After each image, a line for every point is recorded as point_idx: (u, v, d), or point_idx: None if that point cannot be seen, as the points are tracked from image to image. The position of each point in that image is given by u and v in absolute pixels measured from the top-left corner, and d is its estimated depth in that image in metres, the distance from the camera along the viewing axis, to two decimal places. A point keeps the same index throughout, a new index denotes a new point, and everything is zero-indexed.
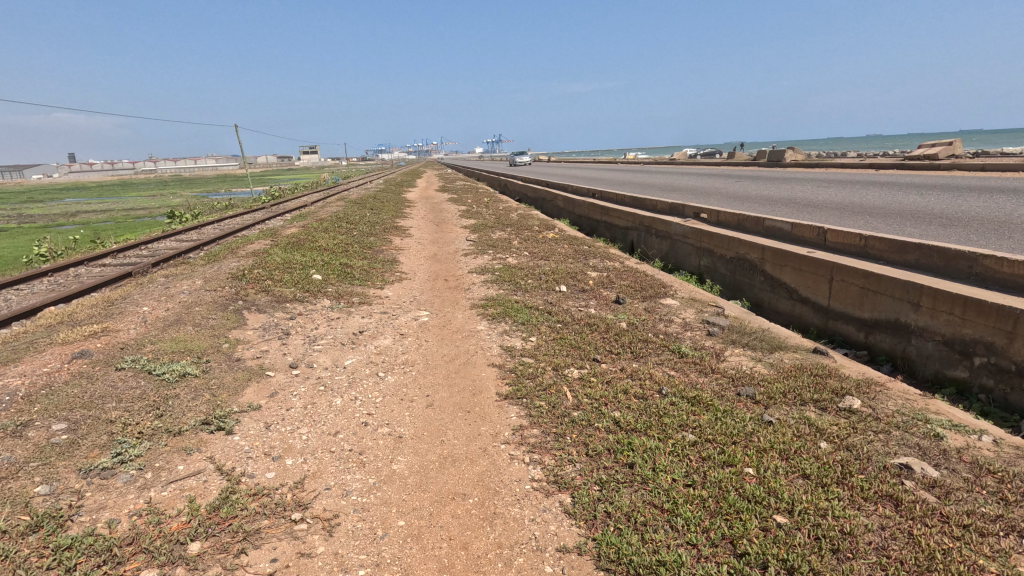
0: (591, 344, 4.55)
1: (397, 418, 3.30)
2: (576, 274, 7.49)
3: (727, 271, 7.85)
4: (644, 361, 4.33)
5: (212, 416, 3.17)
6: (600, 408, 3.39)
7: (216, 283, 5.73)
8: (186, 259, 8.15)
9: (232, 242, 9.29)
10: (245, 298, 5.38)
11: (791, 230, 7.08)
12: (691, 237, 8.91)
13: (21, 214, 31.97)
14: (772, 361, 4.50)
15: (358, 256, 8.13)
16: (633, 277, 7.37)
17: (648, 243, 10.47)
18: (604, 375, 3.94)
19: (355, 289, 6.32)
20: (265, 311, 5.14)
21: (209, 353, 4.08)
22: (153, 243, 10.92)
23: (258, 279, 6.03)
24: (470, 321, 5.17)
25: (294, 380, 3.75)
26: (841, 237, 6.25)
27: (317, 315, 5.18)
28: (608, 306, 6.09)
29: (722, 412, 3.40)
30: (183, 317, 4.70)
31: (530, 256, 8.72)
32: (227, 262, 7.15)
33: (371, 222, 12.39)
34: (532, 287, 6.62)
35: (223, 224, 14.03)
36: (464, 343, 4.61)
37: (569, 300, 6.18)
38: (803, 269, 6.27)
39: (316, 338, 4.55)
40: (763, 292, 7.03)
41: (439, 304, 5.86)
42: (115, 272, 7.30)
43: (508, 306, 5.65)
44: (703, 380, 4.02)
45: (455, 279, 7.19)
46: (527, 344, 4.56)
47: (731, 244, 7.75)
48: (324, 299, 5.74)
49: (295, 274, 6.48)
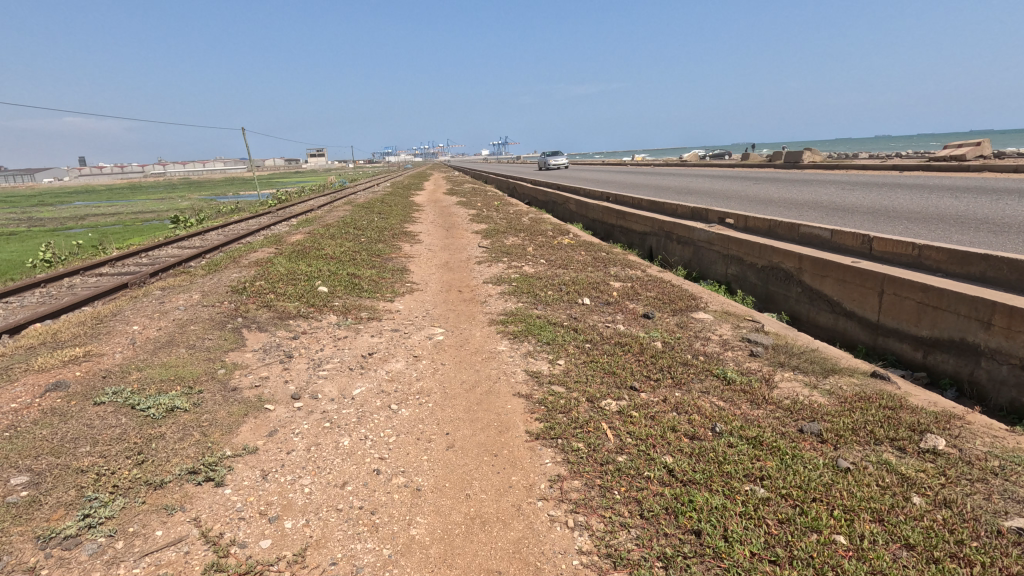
0: (625, 368, 4.09)
1: (414, 465, 2.85)
2: (598, 284, 7.03)
3: (758, 280, 7.38)
4: (688, 390, 3.86)
5: (201, 463, 2.74)
6: (648, 451, 2.94)
7: (215, 298, 5.32)
8: (186, 268, 7.77)
9: (236, 249, 8.91)
10: (244, 315, 4.96)
11: (831, 237, 6.59)
12: (716, 244, 8.42)
13: (29, 216, 31.97)
14: (830, 388, 4.01)
15: (366, 265, 7.71)
16: (660, 288, 6.90)
17: (669, 249, 10.00)
18: (646, 408, 3.48)
19: (363, 303, 5.89)
20: (266, 329, 4.72)
21: (203, 380, 3.65)
22: (155, 250, 10.58)
23: (260, 292, 5.61)
24: (489, 340, 4.72)
25: (296, 414, 3.31)
26: (889, 246, 5.75)
27: (322, 334, 4.74)
28: (637, 321, 5.63)
29: (790, 456, 2.93)
30: (176, 338, 4.28)
31: (547, 265, 8.27)
32: (228, 272, 6.76)
33: (379, 227, 11.97)
34: (553, 300, 6.17)
35: (228, 229, 13.70)
36: (484, 367, 4.16)
37: (595, 315, 5.72)
38: (848, 281, 5.79)
39: (321, 362, 4.12)
40: (801, 304, 6.55)
41: (454, 320, 5.42)
42: (111, 283, 6.93)
43: (529, 322, 5.20)
44: (757, 413, 3.54)
45: (469, 291, 6.73)
46: (555, 368, 4.11)
47: (763, 252, 7.27)
48: (330, 315, 5.31)
49: (300, 286, 6.07)
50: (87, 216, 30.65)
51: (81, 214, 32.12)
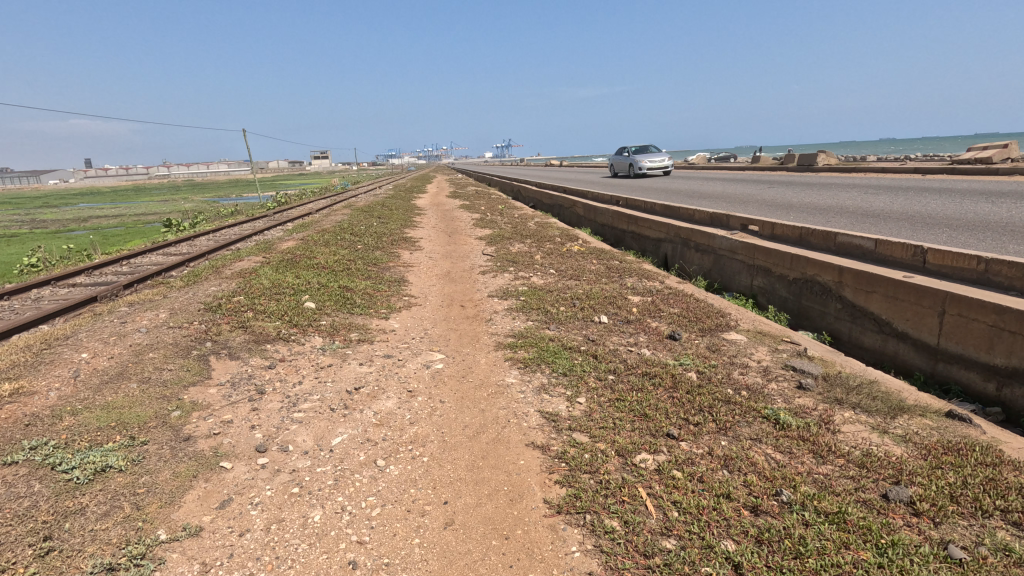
0: (659, 410, 3.43)
1: (402, 554, 2.20)
2: (614, 298, 6.38)
3: (790, 294, 6.71)
4: (737, 439, 3.20)
5: (122, 555, 2.09)
6: (704, 535, 2.28)
7: (185, 317, 4.70)
8: (165, 279, 7.15)
9: (222, 257, 8.32)
10: (215, 338, 4.31)
11: (874, 248, 5.92)
12: (741, 253, 7.77)
13: (27, 216, 31.63)
14: (905, 435, 3.35)
15: (359, 276, 7.07)
16: (683, 304, 6.25)
17: (687, 258, 9.34)
18: (692, 467, 2.83)
19: (353, 322, 5.25)
20: (236, 357, 4.07)
21: (150, 427, 3.01)
22: (140, 257, 10.01)
23: (236, 310, 4.97)
24: (495, 370, 4.07)
25: (259, 475, 2.67)
26: (948, 260, 5.09)
27: (302, 362, 4.10)
28: (662, 343, 4.98)
29: (889, 540, 2.27)
30: (128, 368, 3.64)
31: (557, 275, 7.63)
32: (208, 285, 6.15)
33: (377, 232, 11.36)
34: (567, 318, 5.54)
35: (220, 234, 13.09)
36: (490, 406, 3.51)
37: (614, 337, 5.05)
38: (899, 298, 5.13)
39: (298, 401, 3.47)
40: (841, 321, 5.89)
41: (454, 343, 4.77)
42: (79, 295, 6.32)
43: (541, 347, 4.55)
44: (826, 473, 2.88)
45: (473, 306, 6.08)
46: (575, 408, 3.46)
47: (795, 263, 6.60)
48: (315, 337, 4.67)
49: (284, 301, 5.45)
50: (87, 218, 30.31)
51: (81, 216, 31.76)
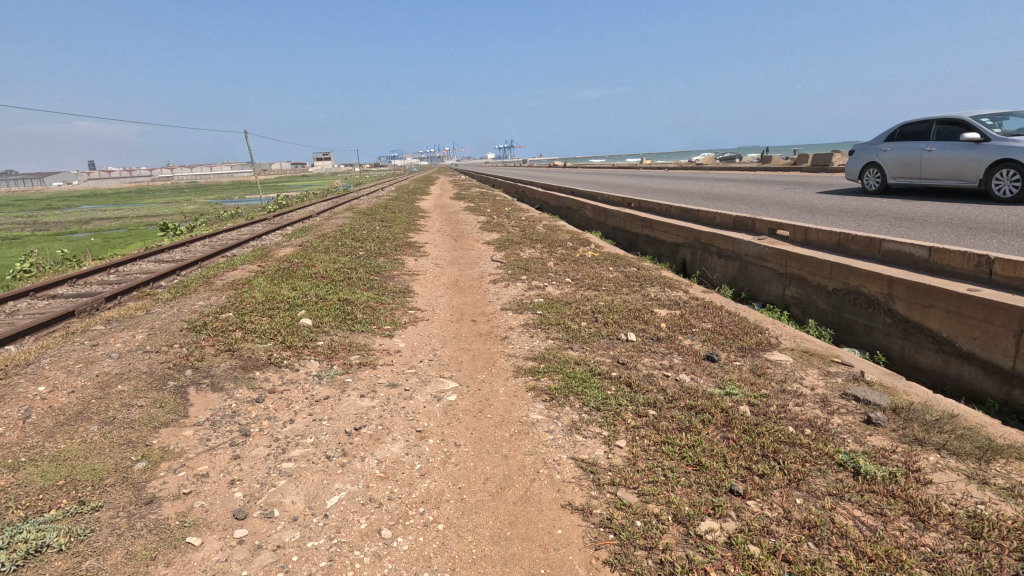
0: (716, 458, 2.89)
1: None
2: (640, 312, 5.84)
3: (830, 306, 6.17)
4: (813, 496, 2.65)
5: None
6: None
7: (165, 337, 4.17)
8: (153, 290, 6.63)
9: (215, 265, 7.80)
10: (195, 365, 3.78)
11: (929, 257, 5.37)
12: (771, 260, 7.21)
13: (28, 218, 31.35)
14: (1013, 487, 2.79)
15: (361, 287, 6.55)
16: (715, 319, 5.70)
17: (709, 264, 8.80)
18: (771, 542, 2.29)
19: (354, 342, 4.72)
20: (219, 387, 3.54)
21: (106, 485, 2.48)
22: (131, 263, 9.52)
23: (223, 329, 4.43)
24: (517, 404, 3.53)
25: (235, 555, 2.14)
26: (1019, 272, 4.54)
27: (295, 394, 3.56)
28: (700, 367, 4.43)
29: None
30: (90, 406, 3.11)
31: (574, 285, 7.09)
32: (197, 299, 5.64)
33: (380, 237, 10.84)
34: (591, 335, 5.00)
35: (217, 240, 12.57)
36: (515, 452, 2.98)
37: (647, 360, 4.50)
38: (965, 315, 4.58)
39: (289, 445, 2.94)
40: (892, 337, 5.34)
41: (467, 367, 4.24)
42: (57, 309, 5.80)
43: (567, 373, 4.00)
44: (936, 547, 2.33)
45: (485, 321, 5.55)
46: (617, 455, 2.92)
47: (836, 272, 6.05)
48: (310, 361, 4.14)
49: (278, 317, 4.94)
50: (90, 220, 29.85)
51: (80, 218, 31.49)
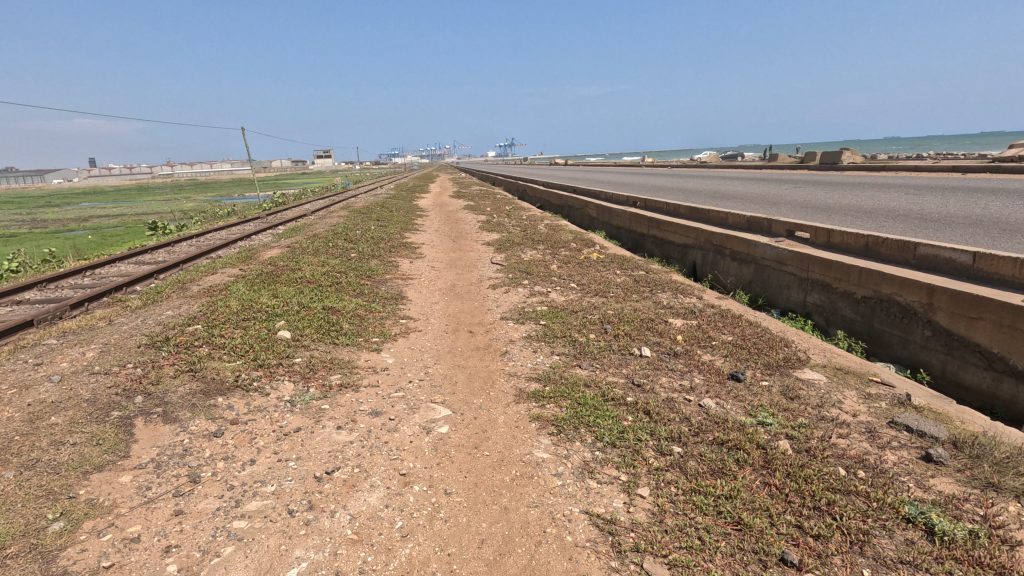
0: (761, 516, 2.38)
1: None
2: (653, 322, 5.33)
3: (858, 315, 5.67)
4: (884, 566, 2.15)
5: None
6: None
7: (120, 355, 3.68)
8: (124, 296, 6.12)
9: (196, 268, 7.30)
10: (148, 389, 3.28)
11: (973, 262, 4.87)
12: (791, 264, 6.71)
13: (21, 214, 30.89)
14: None
15: (350, 293, 6.05)
16: (735, 330, 5.20)
17: (721, 267, 8.30)
18: None
19: (336, 357, 4.22)
20: (172, 418, 3.04)
21: (7, 557, 1.99)
22: (110, 265, 9.01)
23: (187, 345, 3.93)
24: (519, 438, 3.04)
25: None
26: None
27: (261, 425, 3.07)
28: (725, 389, 3.93)
29: None
30: (11, 447, 2.61)
31: (580, 291, 6.59)
32: (168, 307, 5.14)
33: (374, 237, 10.32)
34: (601, 350, 4.50)
35: (204, 240, 12.05)
36: (517, 504, 2.48)
37: (665, 380, 4.00)
38: (1020, 329, 4.08)
39: (246, 496, 2.44)
40: (931, 352, 4.86)
41: (462, 390, 3.74)
42: (15, 318, 5.29)
43: (576, 398, 3.50)
44: None
45: (483, 333, 5.05)
46: (640, 511, 2.42)
47: (865, 278, 5.55)
48: (284, 384, 3.64)
49: (253, 330, 4.44)
50: (88, 218, 29.31)
51: (73, 215, 30.97)
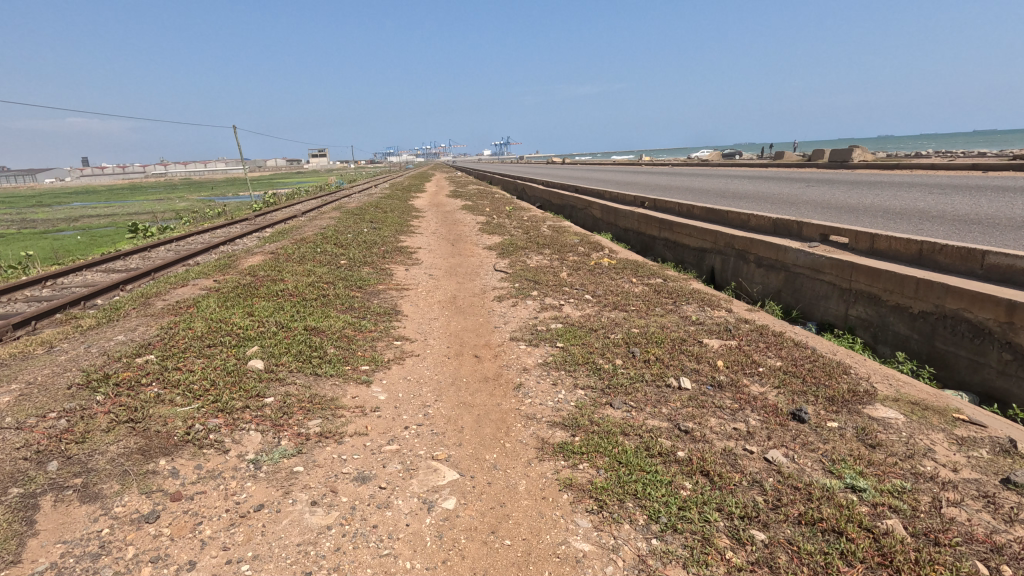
0: None
1: None
2: (685, 343, 4.62)
3: (915, 332, 4.99)
4: None
5: None
6: None
7: (42, 402, 2.95)
8: (79, 312, 5.36)
9: (167, 279, 6.56)
10: (70, 451, 2.55)
11: None
12: (831, 272, 5.99)
13: (4, 213, 29.96)
14: None
15: (337, 308, 5.33)
16: (782, 354, 4.50)
17: (745, 274, 7.59)
18: None
19: (316, 394, 3.49)
20: (93, 494, 2.31)
21: None
22: (78, 273, 8.24)
23: (132, 384, 3.20)
24: (549, 520, 2.32)
25: None
26: None
27: (213, 502, 2.34)
28: (789, 433, 3.22)
29: None
30: None
31: (595, 304, 5.88)
32: (123, 329, 4.40)
33: (367, 242, 9.57)
34: (632, 382, 3.79)
35: (186, 244, 11.30)
36: None
37: (716, 423, 3.29)
38: None
39: None
40: (1012, 380, 4.18)
41: (470, 439, 3.03)
42: None
43: (616, 456, 2.78)
44: None
45: (490, 358, 4.33)
46: None
47: (924, 291, 4.86)
48: (248, 436, 2.91)
49: (217, 360, 3.71)
50: (75, 218, 28.40)
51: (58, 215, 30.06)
